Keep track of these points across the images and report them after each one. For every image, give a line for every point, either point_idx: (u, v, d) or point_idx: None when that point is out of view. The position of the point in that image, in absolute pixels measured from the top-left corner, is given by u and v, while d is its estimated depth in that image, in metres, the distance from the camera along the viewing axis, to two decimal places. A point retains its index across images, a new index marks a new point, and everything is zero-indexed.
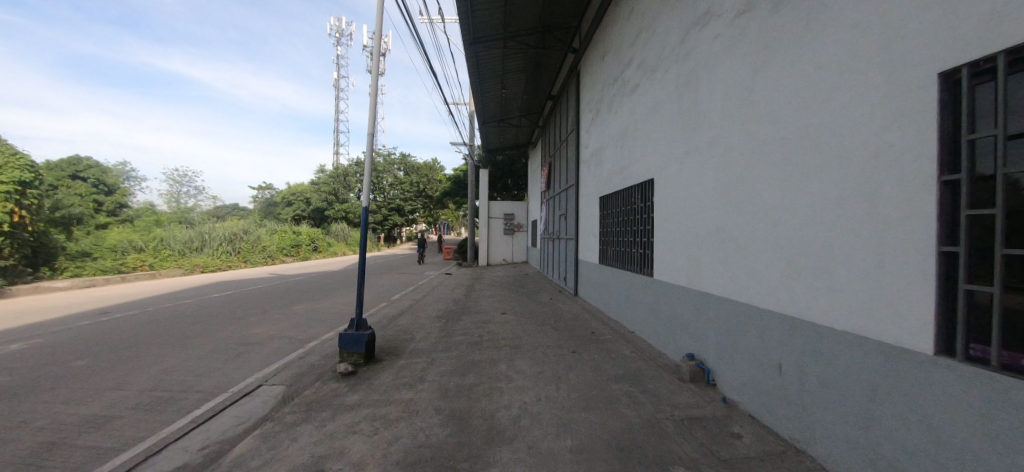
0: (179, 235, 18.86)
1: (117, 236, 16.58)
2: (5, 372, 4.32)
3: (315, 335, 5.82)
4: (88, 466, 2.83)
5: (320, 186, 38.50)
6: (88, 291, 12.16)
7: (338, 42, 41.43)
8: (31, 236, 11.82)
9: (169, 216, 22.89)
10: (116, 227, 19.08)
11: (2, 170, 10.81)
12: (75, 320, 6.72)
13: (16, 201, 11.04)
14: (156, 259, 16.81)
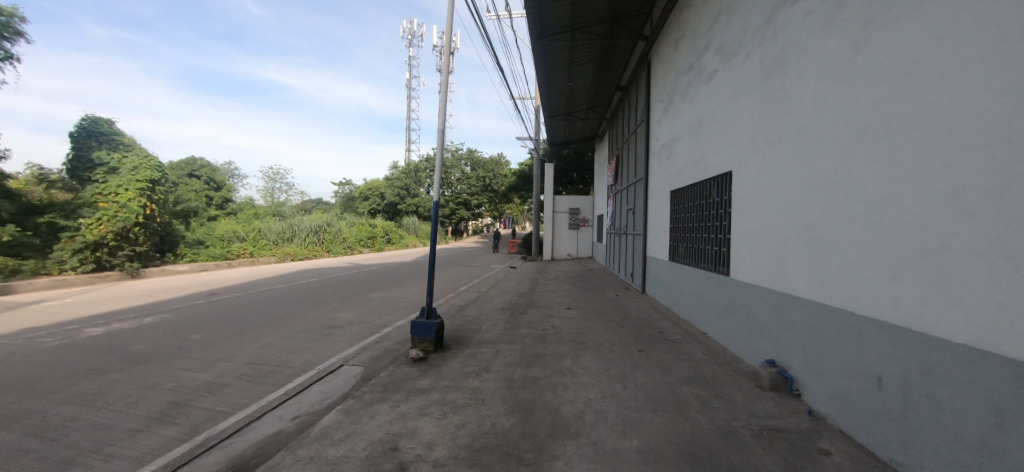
0: (274, 227, 21.01)
1: (224, 227, 18.89)
2: (145, 340, 5.12)
3: (390, 321, 6.19)
4: (203, 427, 3.26)
5: (393, 182, 40.83)
6: (203, 274, 13.99)
7: (411, 43, 43.41)
8: (160, 227, 13.89)
9: (266, 210, 25.60)
10: (224, 219, 21.74)
11: (137, 170, 13.03)
12: (195, 299, 7.78)
13: (148, 196, 13.11)
14: (255, 248, 18.88)
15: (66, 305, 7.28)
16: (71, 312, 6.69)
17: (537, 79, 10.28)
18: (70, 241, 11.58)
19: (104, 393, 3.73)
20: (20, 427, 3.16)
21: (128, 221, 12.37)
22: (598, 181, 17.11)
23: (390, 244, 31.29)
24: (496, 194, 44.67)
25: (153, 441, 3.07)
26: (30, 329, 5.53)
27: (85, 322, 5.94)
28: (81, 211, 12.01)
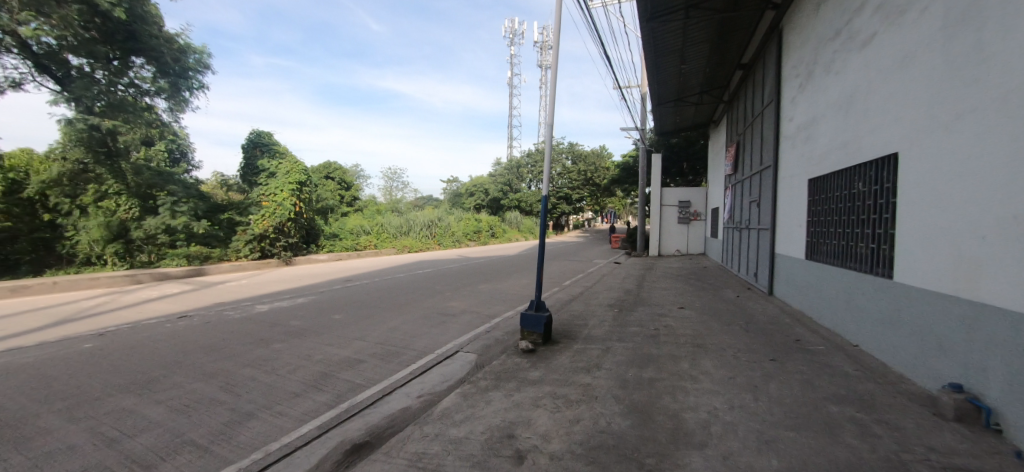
0: (394, 222, 23.33)
1: (354, 222, 21.53)
2: (301, 317, 6.06)
3: (499, 312, 6.41)
4: (345, 398, 3.69)
5: (496, 177, 42.64)
6: (338, 263, 16.06)
7: (512, 41, 45.08)
8: (305, 222, 16.36)
9: (386, 206, 28.59)
10: (354, 215, 24.80)
11: (290, 174, 15.40)
12: (334, 284, 9.01)
13: (297, 196, 15.47)
14: (379, 241, 21.15)
15: (245, 285, 9.01)
16: (248, 290, 8.23)
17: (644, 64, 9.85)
18: (244, 233, 14.25)
19: (272, 359, 4.47)
20: (217, 381, 3.95)
21: (282, 217, 14.80)
22: (713, 171, 15.66)
23: (495, 238, 32.65)
24: (598, 187, 43.73)
25: (308, 404, 3.58)
26: (223, 303, 6.97)
27: (257, 300, 7.25)
28: (251, 210, 14.75)
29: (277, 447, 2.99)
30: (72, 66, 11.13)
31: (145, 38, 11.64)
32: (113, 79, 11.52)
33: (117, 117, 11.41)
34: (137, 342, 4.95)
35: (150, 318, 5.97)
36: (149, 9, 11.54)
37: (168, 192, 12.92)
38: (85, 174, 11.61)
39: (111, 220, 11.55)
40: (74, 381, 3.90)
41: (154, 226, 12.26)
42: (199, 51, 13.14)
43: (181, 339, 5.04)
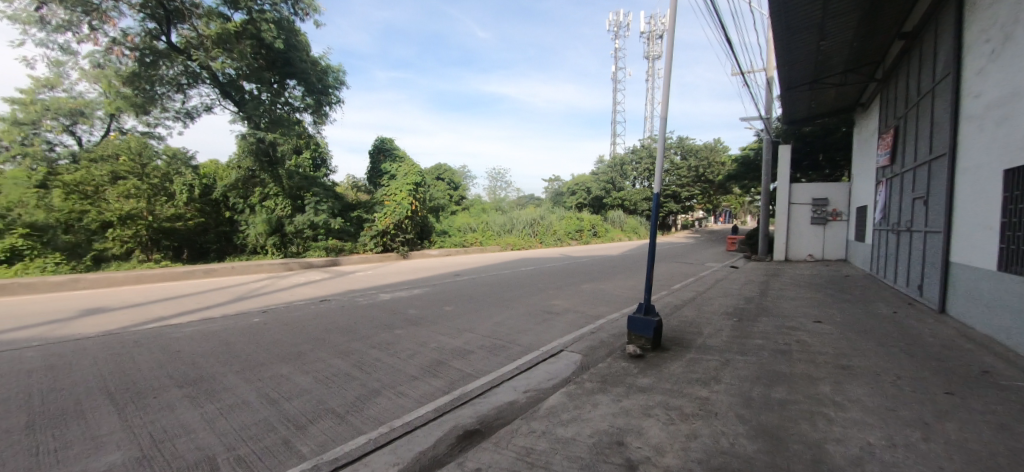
0: (499, 221, 24.40)
1: (461, 221, 23.01)
2: (420, 306, 6.64)
3: (603, 313, 6.27)
4: (457, 385, 3.92)
5: (599, 176, 41.94)
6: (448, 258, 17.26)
7: (619, 34, 44.11)
8: (421, 219, 17.74)
9: (491, 205, 29.75)
10: (462, 213, 26.45)
11: (407, 175, 16.80)
12: (446, 277, 9.73)
13: (413, 195, 16.81)
14: (485, 238, 22.26)
15: (372, 275, 10.18)
16: (376, 280, 9.32)
17: (772, 44, 8.82)
18: (370, 229, 16.08)
19: (395, 343, 4.97)
20: (351, 359, 4.51)
21: (401, 214, 16.07)
22: (860, 163, 13.29)
23: (597, 237, 31.92)
24: (711, 183, 40.12)
25: (426, 388, 3.88)
26: (356, 290, 7.97)
27: (383, 288, 8.15)
28: (375, 208, 16.49)
29: (400, 423, 3.29)
30: (246, 90, 13.70)
31: (297, 63, 13.74)
32: (274, 99, 13.74)
33: (276, 131, 13.72)
34: (292, 319, 5.92)
35: (301, 299, 7.11)
36: (300, 38, 13.71)
37: (313, 193, 15.20)
38: (253, 179, 14.20)
39: (271, 217, 14.14)
40: (249, 348, 4.81)
41: (302, 222, 14.49)
42: (337, 70, 15.19)
43: (324, 319, 5.89)
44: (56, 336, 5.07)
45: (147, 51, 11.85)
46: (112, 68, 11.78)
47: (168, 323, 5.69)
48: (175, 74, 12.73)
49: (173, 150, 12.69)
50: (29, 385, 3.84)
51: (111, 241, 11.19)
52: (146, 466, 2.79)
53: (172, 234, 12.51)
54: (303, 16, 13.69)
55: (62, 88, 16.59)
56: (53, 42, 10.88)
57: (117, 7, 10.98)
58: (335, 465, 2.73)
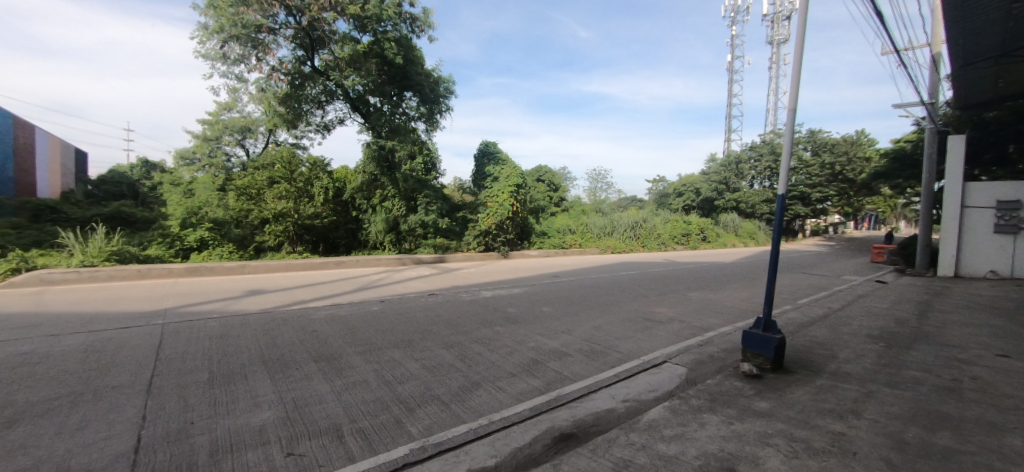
0: (599, 223, 23.99)
1: (561, 222, 23.28)
2: (519, 305, 6.79)
3: (713, 325, 5.75)
4: (553, 386, 3.90)
5: (710, 176, 38.88)
6: (548, 259, 17.28)
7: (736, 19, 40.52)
8: (521, 221, 18.08)
9: (591, 207, 28.45)
10: (561, 214, 26.35)
11: (509, 178, 17.28)
12: (545, 278, 9.81)
13: (514, 197, 17.21)
14: (584, 240, 21.92)
15: (476, 273, 10.70)
16: (480, 277, 9.77)
17: (943, 10, 7.25)
18: (473, 229, 16.84)
19: (494, 339, 5.13)
20: (453, 351, 4.77)
21: (502, 215, 16.57)
22: None
23: (707, 242, 29.29)
24: (851, 182, 34.30)
25: (523, 386, 3.92)
26: (460, 286, 8.45)
27: (485, 286, 8.51)
28: (480, 209, 17.29)
29: (498, 418, 3.37)
30: (371, 104, 15.49)
31: (415, 76, 15.22)
32: (394, 110, 15.51)
33: (394, 139, 15.24)
34: (405, 309, 6.50)
35: (412, 292, 7.77)
36: (416, 54, 15.06)
37: (425, 194, 16.41)
38: (376, 182, 15.76)
39: (388, 217, 15.64)
40: (368, 332, 5.39)
41: (414, 222, 15.83)
42: (447, 80, 16.59)
43: (431, 312, 6.35)
44: (231, 311, 6.28)
45: (296, 75, 13.83)
46: (272, 91, 14.12)
47: (308, 306, 6.68)
48: (317, 92, 14.71)
49: (315, 158, 14.68)
50: (212, 348, 4.80)
51: (268, 234, 13.53)
52: (289, 427, 3.28)
53: (311, 231, 14.55)
54: (419, 32, 15.02)
55: (237, 110, 20.56)
56: (232, 73, 13.47)
57: (275, 40, 13.06)
58: (439, 449, 2.91)
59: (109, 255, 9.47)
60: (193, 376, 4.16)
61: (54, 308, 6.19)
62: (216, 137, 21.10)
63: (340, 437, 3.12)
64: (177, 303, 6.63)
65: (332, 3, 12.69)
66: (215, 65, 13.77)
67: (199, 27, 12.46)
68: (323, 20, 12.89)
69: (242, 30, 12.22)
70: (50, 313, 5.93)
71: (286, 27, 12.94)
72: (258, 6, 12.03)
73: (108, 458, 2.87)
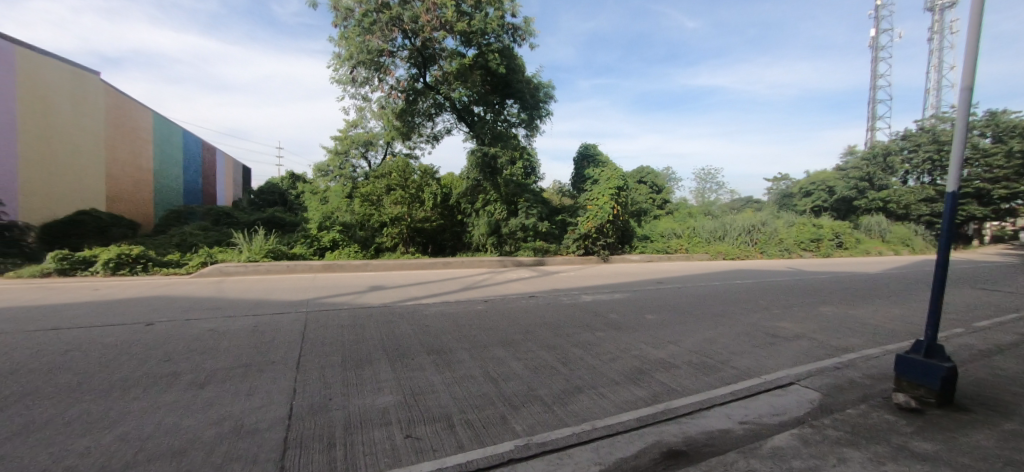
0: (708, 226, 22.35)
1: (665, 226, 22.20)
2: (621, 311, 6.60)
3: (854, 346, 4.95)
4: (658, 398, 3.71)
5: (848, 171, 33.28)
6: (650, 264, 16.54)
7: None
8: (622, 224, 17.58)
9: (698, 209, 25.82)
10: (665, 217, 24.55)
11: (609, 180, 16.80)
12: (648, 284, 9.40)
13: (615, 199, 16.72)
14: (690, 245, 20.54)
15: (575, 277, 10.61)
16: (581, 281, 9.74)
17: None
18: (573, 232, 16.84)
19: (595, 345, 5.06)
20: (554, 353, 4.81)
21: (603, 218, 16.38)
22: None
23: (844, 250, 24.78)
24: None
25: (627, 395, 3.79)
26: (562, 289, 8.50)
27: (586, 290, 8.45)
28: (579, 212, 17.16)
29: (602, 425, 3.30)
30: (475, 113, 16.39)
31: (516, 84, 15.81)
32: (496, 118, 16.22)
33: (497, 145, 16.03)
34: (508, 309, 6.76)
35: (515, 293, 8.04)
36: (518, 62, 15.73)
37: (525, 198, 16.84)
38: (479, 188, 16.59)
39: (491, 220, 16.25)
40: (474, 329, 5.70)
41: (515, 225, 16.31)
42: (546, 86, 16.98)
43: (532, 313, 6.49)
44: (358, 303, 7.14)
45: (410, 92, 15.26)
46: (390, 107, 15.60)
47: (421, 302, 7.29)
48: (428, 106, 16.00)
49: (425, 166, 15.98)
50: (345, 335, 5.50)
51: (386, 236, 15.10)
52: (408, 411, 3.61)
53: (422, 233, 15.68)
54: (520, 41, 15.58)
55: (363, 127, 23.25)
56: (360, 94, 15.26)
57: (394, 61, 14.47)
58: (544, 448, 2.95)
59: (266, 253, 11.41)
60: (332, 357, 4.82)
61: (232, 295, 7.65)
62: (345, 151, 24.22)
63: (452, 426, 3.34)
64: (320, 294, 7.75)
65: (443, 22, 13.54)
66: (347, 89, 15.76)
67: (334, 57, 14.36)
68: (434, 39, 13.90)
69: (367, 56, 13.78)
70: (228, 298, 7.37)
71: (403, 49, 14.23)
72: (380, 32, 13.37)
73: (272, 421, 3.47)
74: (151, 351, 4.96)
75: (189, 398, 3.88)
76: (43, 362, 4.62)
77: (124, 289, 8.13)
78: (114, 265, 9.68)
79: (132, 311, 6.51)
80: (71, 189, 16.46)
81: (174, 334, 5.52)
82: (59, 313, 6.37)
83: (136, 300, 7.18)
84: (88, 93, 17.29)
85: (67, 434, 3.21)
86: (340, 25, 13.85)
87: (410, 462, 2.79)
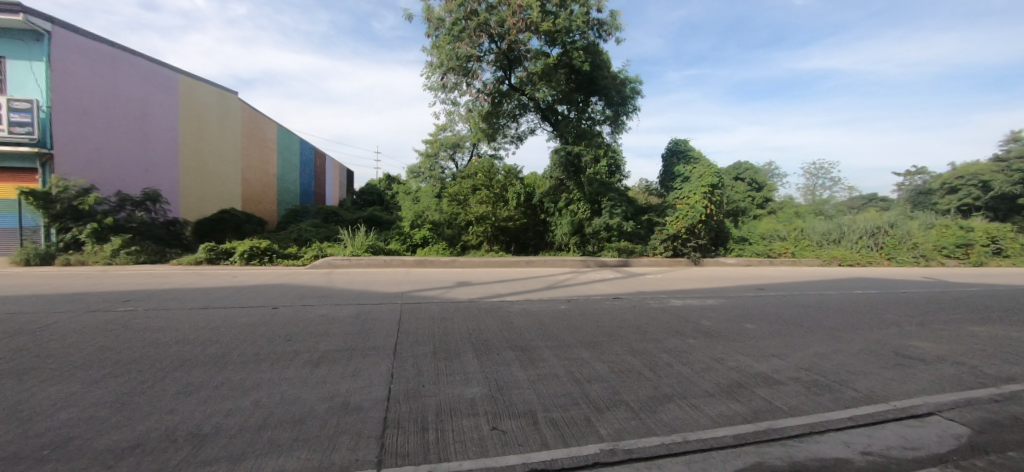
0: (819, 227, 19.94)
1: (767, 226, 20.35)
2: (715, 318, 6.20)
3: (1021, 377, 4.09)
4: (759, 416, 3.40)
5: (1010, 162, 27.12)
6: (750, 268, 15.08)
7: None
8: (715, 224, 16.37)
9: (806, 208, 23.11)
10: (766, 217, 22.41)
11: (703, 178, 15.87)
12: (747, 290, 8.69)
13: (708, 198, 15.72)
14: (797, 249, 18.47)
15: (663, 279, 10.16)
16: (669, 284, 9.33)
17: None
18: (660, 232, 16.12)
19: (686, 352, 4.83)
20: (641, 358, 4.69)
21: (694, 218, 15.45)
22: None
23: (1004, 258, 20.25)
24: None
25: (722, 409, 3.54)
26: (648, 292, 8.21)
27: (675, 293, 8.07)
28: (667, 212, 16.38)
29: (694, 438, 3.12)
30: (559, 112, 16.43)
31: (601, 80, 15.58)
32: (580, 116, 16.11)
33: (581, 144, 15.90)
34: (591, 310, 6.72)
35: (598, 294, 7.95)
36: (602, 58, 15.52)
37: (609, 197, 16.43)
38: (562, 187, 16.62)
39: (574, 219, 16.20)
40: (558, 328, 5.76)
41: (599, 225, 16.00)
42: (632, 81, 16.55)
43: (616, 315, 6.36)
44: (447, 298, 7.58)
45: (496, 94, 15.63)
46: (477, 110, 16.13)
47: (505, 298, 7.53)
48: (512, 107, 16.35)
49: (509, 167, 16.38)
50: (437, 327, 5.90)
51: (472, 234, 15.80)
52: (494, 404, 3.77)
53: (506, 232, 16.06)
54: (606, 36, 15.25)
55: (451, 130, 24.66)
56: (449, 99, 16.03)
57: (481, 66, 14.90)
58: (631, 455, 2.87)
59: (367, 248, 12.62)
60: (426, 347, 5.21)
61: (339, 285, 8.57)
62: (435, 153, 25.93)
63: (536, 423, 3.41)
64: (415, 288, 8.35)
65: (528, 24, 13.66)
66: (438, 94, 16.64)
67: (427, 66, 15.26)
68: (519, 41, 14.07)
69: (457, 62, 14.42)
70: (337, 288, 8.28)
71: (489, 54, 14.63)
72: (469, 39, 13.88)
73: (373, 401, 3.83)
74: (278, 330, 5.78)
75: (310, 374, 4.46)
76: (202, 335, 5.63)
77: (256, 276, 9.54)
78: (248, 256, 11.39)
79: (262, 296, 7.63)
80: (215, 190, 19.63)
81: (295, 317, 6.35)
82: (210, 295, 7.68)
83: (265, 287, 8.38)
84: (230, 110, 20.58)
85: (218, 396, 3.87)
86: (432, 35, 14.69)
87: (497, 454, 2.91)
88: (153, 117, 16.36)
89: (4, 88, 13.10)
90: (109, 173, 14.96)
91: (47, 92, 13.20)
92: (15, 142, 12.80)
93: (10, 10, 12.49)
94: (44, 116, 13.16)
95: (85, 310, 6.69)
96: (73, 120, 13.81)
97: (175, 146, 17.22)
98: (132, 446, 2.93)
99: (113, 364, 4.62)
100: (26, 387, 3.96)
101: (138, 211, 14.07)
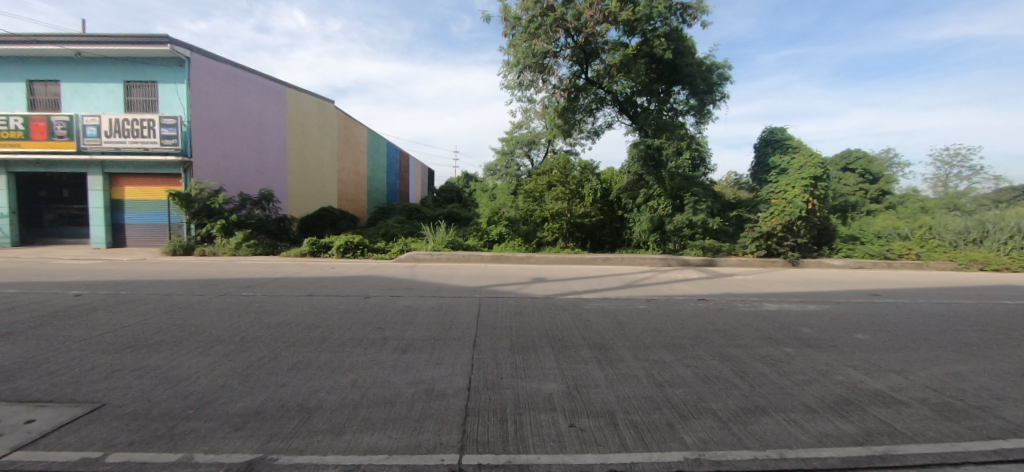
0: (953, 225, 17.01)
1: (884, 223, 17.77)
2: (816, 325, 5.65)
3: None
4: (872, 438, 3.06)
5: None
6: (862, 272, 13.29)
7: None
8: (818, 221, 14.66)
9: (936, 201, 19.74)
10: (882, 212, 19.61)
11: (804, 169, 14.37)
12: (857, 296, 7.73)
13: (810, 192, 14.18)
14: (923, 250, 15.93)
15: (754, 281, 9.39)
16: (762, 286, 8.62)
17: None
18: (752, 230, 14.84)
19: (781, 362, 4.48)
20: (730, 365, 4.44)
21: (792, 214, 14.00)
22: None
23: None
24: None
25: (827, 426, 3.24)
26: (738, 294, 7.68)
27: (768, 296, 7.45)
28: (761, 208, 15.09)
29: (793, 454, 2.89)
30: (639, 104, 15.82)
31: (683, 68, 14.70)
32: (662, 107, 15.29)
33: (662, 136, 15.16)
34: (673, 311, 6.47)
35: (680, 294, 7.63)
36: (686, 44, 14.58)
37: (693, 193, 15.54)
38: (641, 182, 16.07)
39: (653, 216, 15.52)
40: (638, 329, 5.65)
41: (681, 222, 15.20)
42: (722, 66, 15.34)
43: (701, 317, 6.07)
44: (523, 293, 7.76)
45: (571, 89, 15.43)
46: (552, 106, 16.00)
47: (582, 296, 7.51)
48: (588, 101, 16.09)
49: (585, 163, 16.19)
50: (516, 322, 6.09)
51: (547, 231, 15.92)
52: (571, 400, 3.84)
53: (581, 228, 15.94)
54: (691, 20, 14.26)
55: (526, 128, 24.94)
56: (525, 97, 16.15)
57: (558, 61, 14.79)
58: (718, 467, 2.75)
59: (446, 243, 13.30)
60: (505, 340, 5.41)
61: (423, 278, 9.17)
62: (511, 151, 26.47)
63: (615, 424, 3.41)
64: (493, 283, 8.65)
65: (606, 14, 13.25)
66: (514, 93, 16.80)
67: (504, 65, 15.48)
68: (597, 33, 13.69)
69: (532, 59, 14.41)
70: (421, 281, 8.87)
71: (566, 48, 14.44)
72: (545, 35, 13.80)
73: (456, 389, 4.09)
74: (373, 319, 6.38)
75: (402, 360, 4.86)
76: (311, 319, 6.42)
77: (351, 268, 10.55)
78: (344, 250, 12.64)
79: (357, 286, 8.44)
80: (313, 189, 21.88)
81: (386, 306, 6.96)
82: (315, 283, 8.68)
83: (358, 278, 9.23)
84: (326, 116, 22.73)
85: (327, 375, 4.40)
86: (509, 35, 14.82)
87: (575, 451, 2.97)
88: (264, 126, 18.62)
89: (156, 107, 15.71)
90: (233, 177, 17.33)
91: (187, 109, 15.51)
92: (164, 152, 15.36)
93: (159, 42, 14.92)
94: (186, 129, 15.52)
95: (222, 293, 7.97)
96: (206, 132, 16.12)
97: (281, 151, 19.48)
98: (261, 413, 3.44)
99: (242, 340, 5.46)
100: (185, 356, 4.87)
101: (256, 208, 16.11)
